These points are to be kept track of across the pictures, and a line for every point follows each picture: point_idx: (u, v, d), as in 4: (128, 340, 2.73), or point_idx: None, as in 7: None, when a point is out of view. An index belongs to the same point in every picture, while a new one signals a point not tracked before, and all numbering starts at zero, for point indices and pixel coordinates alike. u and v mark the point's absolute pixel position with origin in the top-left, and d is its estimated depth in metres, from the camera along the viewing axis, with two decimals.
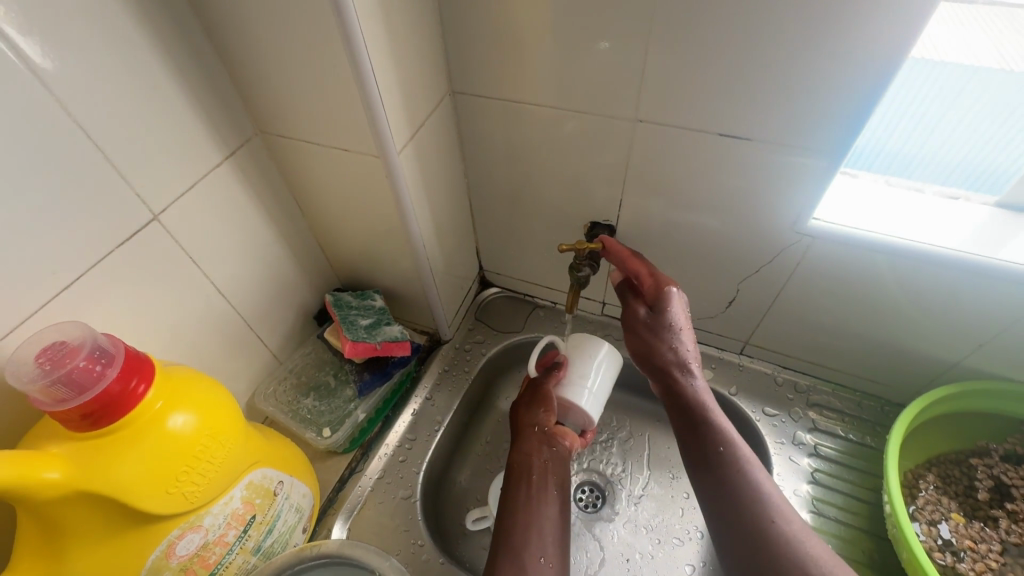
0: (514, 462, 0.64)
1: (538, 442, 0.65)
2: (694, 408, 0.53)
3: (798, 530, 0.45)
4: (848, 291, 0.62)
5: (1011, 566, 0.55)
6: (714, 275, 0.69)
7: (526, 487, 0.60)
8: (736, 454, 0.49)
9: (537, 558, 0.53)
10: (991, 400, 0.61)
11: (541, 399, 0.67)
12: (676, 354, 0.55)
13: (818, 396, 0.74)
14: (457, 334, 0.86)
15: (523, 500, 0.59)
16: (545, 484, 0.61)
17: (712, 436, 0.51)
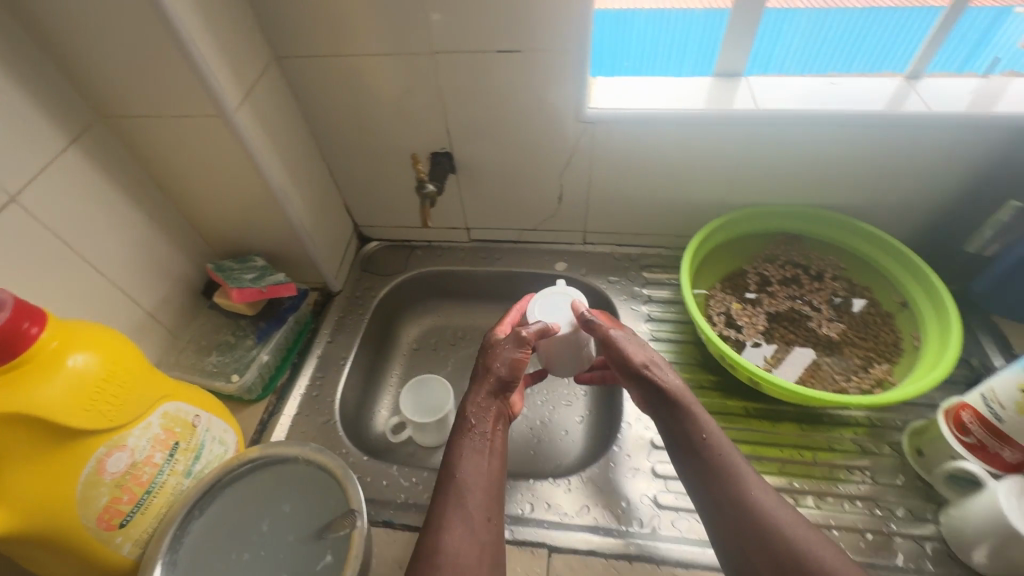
0: (469, 413, 0.61)
1: (496, 399, 0.63)
2: (677, 400, 0.60)
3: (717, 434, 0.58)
4: (634, 164, 0.80)
5: (771, 327, 0.75)
6: (541, 178, 0.85)
7: (474, 441, 0.59)
8: (715, 439, 0.57)
9: (483, 518, 0.54)
10: (749, 221, 0.81)
11: (504, 360, 0.64)
12: (653, 359, 0.63)
13: (646, 260, 0.93)
14: (347, 286, 0.95)
15: (477, 460, 0.58)
16: (492, 451, 0.59)
17: (696, 420, 0.58)
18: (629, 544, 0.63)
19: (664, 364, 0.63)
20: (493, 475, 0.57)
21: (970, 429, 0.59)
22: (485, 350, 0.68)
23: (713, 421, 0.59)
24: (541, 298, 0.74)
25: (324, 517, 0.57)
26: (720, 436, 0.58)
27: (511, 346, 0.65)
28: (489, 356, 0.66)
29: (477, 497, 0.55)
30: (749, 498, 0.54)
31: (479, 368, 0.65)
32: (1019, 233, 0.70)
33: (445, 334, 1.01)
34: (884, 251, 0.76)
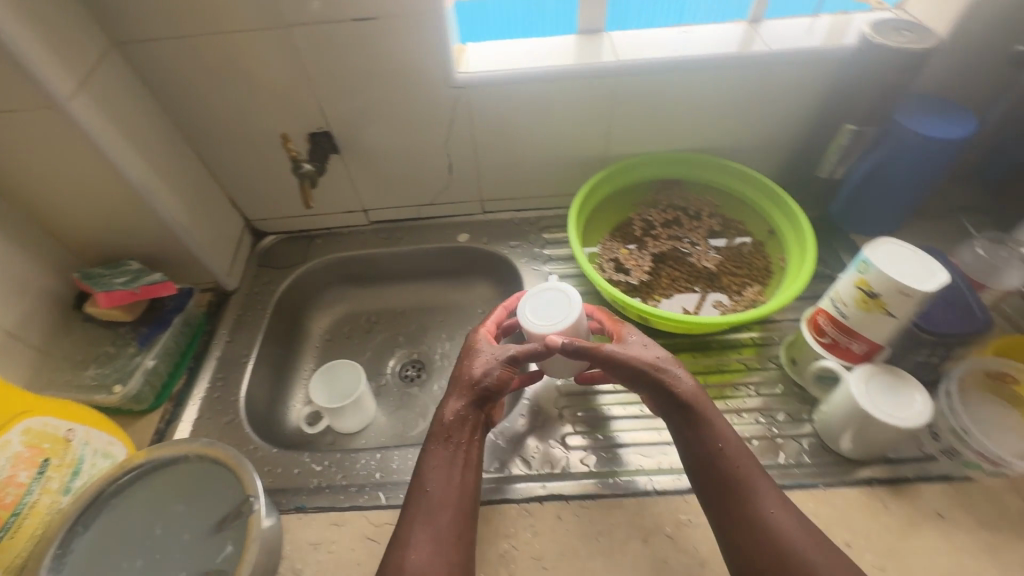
0: (446, 424, 0.60)
1: (476, 409, 0.61)
2: (691, 407, 0.58)
3: (734, 444, 0.57)
4: (515, 126, 0.81)
5: (655, 267, 0.80)
6: (428, 149, 0.85)
7: (446, 452, 0.58)
8: (733, 449, 0.56)
9: (452, 538, 0.53)
10: (631, 171, 0.85)
11: (484, 369, 0.62)
12: (662, 363, 0.61)
13: (545, 222, 0.95)
14: (244, 283, 0.92)
15: (448, 473, 0.57)
16: (464, 461, 0.58)
17: (713, 428, 0.57)
18: (585, 487, 0.65)
19: (675, 368, 0.61)
20: (463, 487, 0.56)
21: (825, 330, 0.65)
22: (466, 352, 0.65)
23: (730, 431, 0.58)
24: (533, 295, 0.70)
25: (221, 510, 0.56)
26: (739, 444, 0.57)
27: (498, 355, 0.63)
28: (470, 359, 0.64)
29: (443, 512, 0.55)
30: (761, 509, 0.53)
31: (460, 372, 0.64)
32: (855, 152, 0.77)
33: (358, 321, 1.00)
34: (748, 184, 0.82)
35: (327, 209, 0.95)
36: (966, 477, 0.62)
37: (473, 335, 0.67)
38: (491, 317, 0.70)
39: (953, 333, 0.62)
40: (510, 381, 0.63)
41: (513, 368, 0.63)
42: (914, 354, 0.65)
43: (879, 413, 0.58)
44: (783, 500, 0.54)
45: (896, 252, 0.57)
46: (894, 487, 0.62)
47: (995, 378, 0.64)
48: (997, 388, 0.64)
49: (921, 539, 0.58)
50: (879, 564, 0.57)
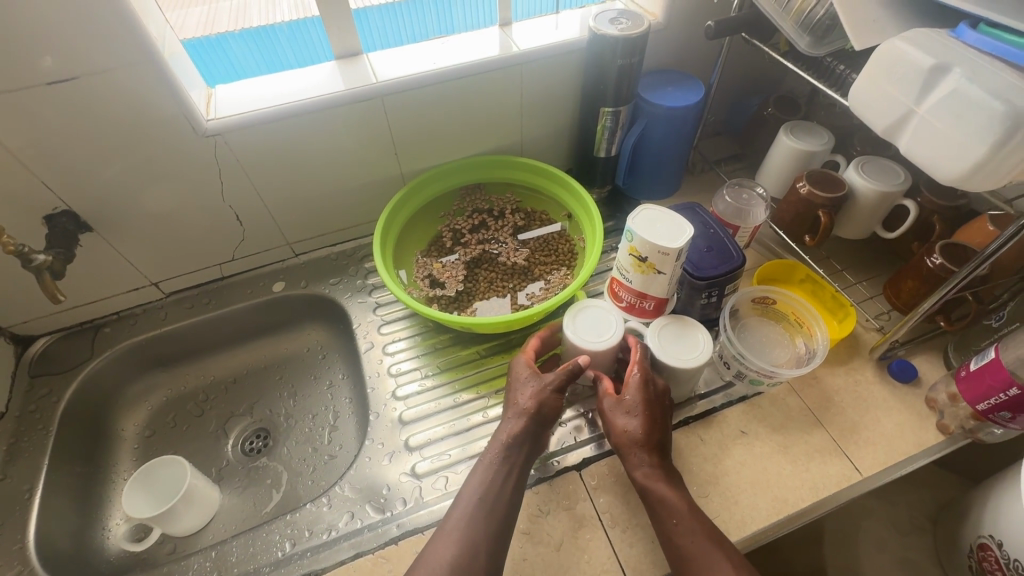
0: (507, 448, 0.60)
1: (535, 432, 0.61)
2: (644, 486, 0.58)
3: (682, 522, 0.55)
4: (296, 162, 0.78)
5: (470, 275, 0.82)
6: (202, 204, 0.78)
7: (501, 465, 0.59)
8: (686, 526, 0.55)
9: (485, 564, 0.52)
10: (428, 185, 0.85)
11: (538, 400, 0.62)
12: (632, 438, 0.60)
13: (364, 251, 0.93)
14: (14, 402, 0.77)
15: (501, 488, 0.57)
16: (511, 480, 0.58)
17: (665, 508, 0.56)
18: (562, 465, 0.66)
19: (643, 449, 0.59)
20: (504, 499, 0.56)
21: (622, 296, 0.71)
22: (516, 378, 0.65)
23: (686, 508, 0.56)
24: (580, 307, 0.69)
25: None
26: (693, 523, 0.55)
27: (548, 383, 0.63)
28: (517, 387, 0.64)
29: (464, 524, 0.54)
30: None
31: (511, 396, 0.64)
32: (620, 130, 0.84)
33: (184, 407, 0.89)
34: (539, 175, 0.87)
35: (107, 292, 0.82)
36: (757, 393, 0.72)
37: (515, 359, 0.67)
38: (532, 345, 0.70)
39: (716, 274, 0.69)
40: (561, 407, 0.63)
41: (561, 396, 0.63)
42: (697, 299, 0.72)
43: (669, 358, 0.64)
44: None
45: (651, 217, 0.64)
46: (706, 420, 0.69)
47: (760, 302, 0.75)
48: (764, 311, 0.75)
49: (732, 458, 0.66)
50: (702, 494, 0.63)
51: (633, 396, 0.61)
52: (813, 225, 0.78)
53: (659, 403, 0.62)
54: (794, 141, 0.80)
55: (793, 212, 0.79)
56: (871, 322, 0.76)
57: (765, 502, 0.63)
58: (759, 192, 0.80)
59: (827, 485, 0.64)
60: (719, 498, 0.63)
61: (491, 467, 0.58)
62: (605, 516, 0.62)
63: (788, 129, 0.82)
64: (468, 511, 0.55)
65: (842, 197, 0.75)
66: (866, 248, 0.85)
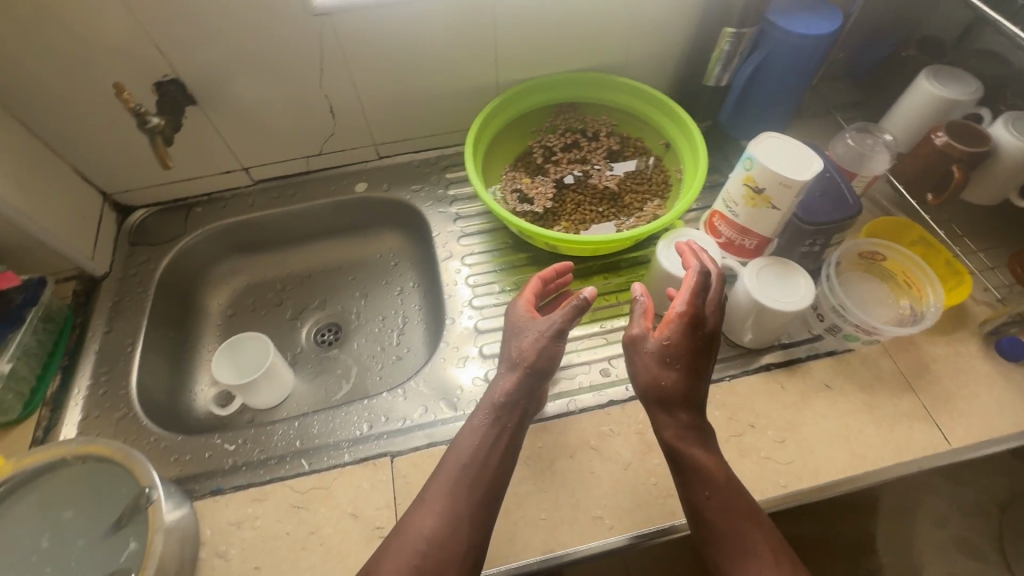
0: (496, 409, 0.58)
1: (526, 388, 0.59)
2: (676, 449, 0.55)
3: (716, 493, 0.53)
4: (395, 56, 0.75)
5: (559, 194, 0.79)
6: (301, 93, 0.77)
7: (490, 428, 0.57)
8: (721, 498, 0.53)
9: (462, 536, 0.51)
10: (524, 97, 0.81)
11: (533, 350, 0.60)
12: (668, 395, 0.55)
13: (448, 161, 0.91)
14: (117, 264, 0.81)
15: (491, 447, 0.56)
16: (503, 438, 0.57)
17: (699, 477, 0.53)
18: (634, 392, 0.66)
19: (679, 405, 0.55)
20: (491, 464, 0.55)
21: (721, 231, 0.68)
22: (514, 328, 0.62)
23: (722, 478, 0.53)
24: (682, 232, 0.68)
25: (118, 508, 0.51)
26: (728, 496, 0.53)
27: (544, 331, 0.60)
28: (514, 337, 0.62)
29: (458, 485, 0.53)
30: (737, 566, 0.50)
31: (507, 346, 0.62)
32: (736, 59, 0.78)
33: (263, 293, 0.92)
34: (641, 100, 0.81)
35: (201, 172, 0.84)
36: (847, 350, 0.68)
37: (512, 307, 0.65)
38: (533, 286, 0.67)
39: (828, 223, 0.65)
40: (558, 356, 0.61)
41: (561, 343, 0.61)
42: (799, 244, 0.69)
43: (767, 300, 0.62)
44: (767, 554, 0.50)
45: (776, 146, 0.59)
46: (789, 369, 0.67)
47: (867, 257, 0.71)
48: (869, 266, 0.71)
49: (813, 409, 0.64)
50: (778, 439, 0.62)
51: (677, 345, 0.56)
52: (940, 182, 0.71)
53: (701, 353, 0.57)
54: (935, 87, 0.72)
55: (920, 165, 0.72)
56: (990, 291, 0.71)
57: (843, 456, 0.61)
58: (886, 139, 0.73)
59: (910, 449, 0.62)
60: (794, 445, 0.62)
61: (480, 427, 0.57)
62: None
63: (929, 74, 0.74)
64: (454, 476, 0.54)
65: (982, 153, 0.68)
66: (994, 216, 0.77)
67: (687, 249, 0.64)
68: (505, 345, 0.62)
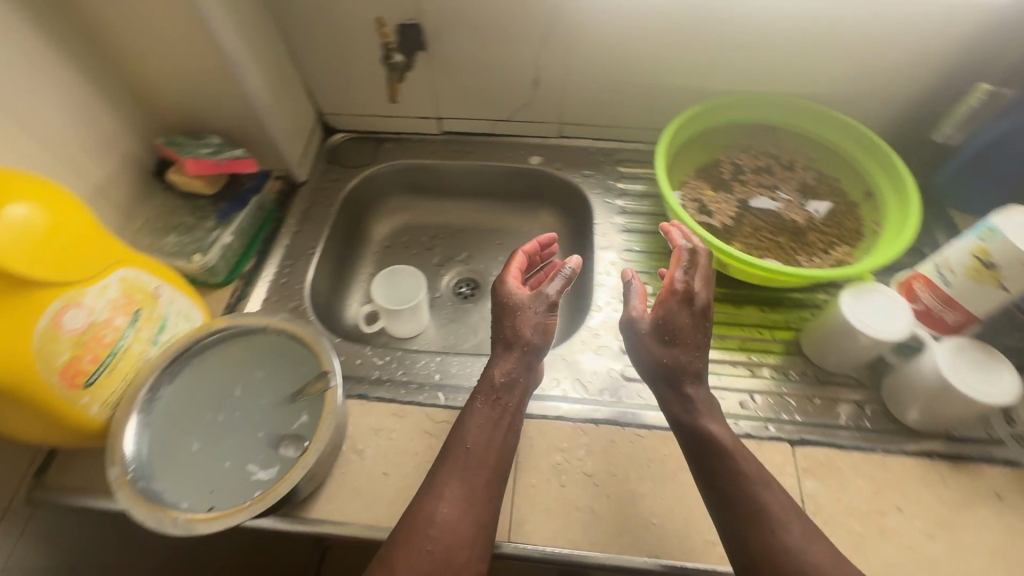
0: (497, 388, 0.59)
1: (523, 366, 0.61)
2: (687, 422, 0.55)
3: (726, 457, 0.53)
4: (616, 43, 0.76)
5: (742, 214, 0.77)
6: (516, 60, 0.81)
7: (490, 411, 0.58)
8: (731, 465, 0.52)
9: (466, 525, 0.51)
10: (728, 110, 0.80)
11: (524, 328, 0.61)
12: (674, 365, 0.57)
13: (623, 155, 0.92)
14: (313, 176, 0.91)
15: (490, 433, 0.57)
16: (506, 421, 0.58)
17: (709, 448, 0.53)
18: (774, 433, 0.64)
19: (684, 377, 0.56)
20: (497, 449, 0.56)
21: (919, 297, 0.63)
22: (504, 308, 0.63)
23: (729, 440, 0.54)
24: (873, 286, 0.64)
25: (298, 382, 0.58)
26: (736, 462, 0.52)
27: (534, 307, 0.63)
28: (513, 322, 0.62)
29: (468, 473, 0.54)
30: (755, 529, 0.49)
31: (502, 331, 0.62)
32: (981, 119, 0.72)
33: (418, 235, 0.99)
34: (853, 139, 0.76)
35: (401, 112, 0.92)
36: None
37: (501, 288, 0.65)
38: (514, 261, 0.68)
39: None
40: (553, 327, 0.64)
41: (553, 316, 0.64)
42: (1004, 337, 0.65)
43: (960, 385, 0.57)
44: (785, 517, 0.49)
45: None
46: (955, 463, 0.61)
47: None
48: None
49: (974, 514, 0.58)
50: (927, 531, 0.57)
51: (678, 323, 0.57)
52: None
53: (701, 326, 0.58)
54: None
55: None
56: None
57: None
58: None
59: None
60: (945, 544, 0.56)
61: (484, 412, 0.58)
62: (810, 502, 0.59)
63: None
64: (458, 465, 0.54)
65: None
66: None
67: (671, 227, 0.67)
68: (497, 326, 0.63)
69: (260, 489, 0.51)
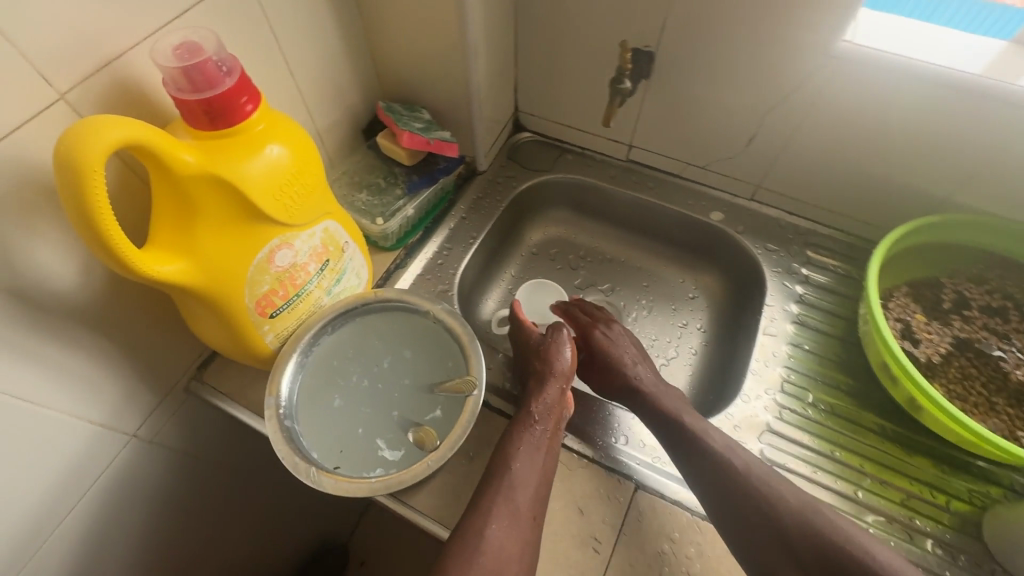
0: (536, 408, 0.60)
1: (556, 394, 0.62)
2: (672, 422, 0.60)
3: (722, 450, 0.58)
4: (863, 126, 0.68)
5: (955, 354, 0.65)
6: (739, 112, 0.75)
7: (531, 435, 0.58)
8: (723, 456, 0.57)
9: (514, 543, 0.51)
10: (971, 231, 0.69)
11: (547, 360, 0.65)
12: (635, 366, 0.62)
13: (816, 239, 0.83)
14: (492, 168, 0.92)
15: (534, 456, 0.57)
16: (547, 443, 0.58)
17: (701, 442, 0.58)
18: None
19: None
20: (541, 471, 0.56)
21: None
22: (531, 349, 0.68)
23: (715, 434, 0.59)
24: None
25: (439, 375, 0.58)
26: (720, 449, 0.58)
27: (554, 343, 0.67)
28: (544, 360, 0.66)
29: (515, 491, 0.53)
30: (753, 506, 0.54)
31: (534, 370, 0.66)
32: None
33: (567, 252, 0.97)
34: None
35: (595, 128, 0.90)
36: None
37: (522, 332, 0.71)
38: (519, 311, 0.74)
39: None
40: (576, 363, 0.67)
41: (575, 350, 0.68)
42: None
43: None
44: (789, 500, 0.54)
45: None
46: None
47: None
48: None
49: None
50: None
51: None
52: None
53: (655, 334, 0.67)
54: None
55: None
56: None
57: None
58: None
59: None
60: None
61: (526, 438, 0.58)
62: None
63: None
64: (501, 479, 0.54)
65: None
66: None
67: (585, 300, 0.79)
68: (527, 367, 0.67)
69: (383, 468, 0.53)
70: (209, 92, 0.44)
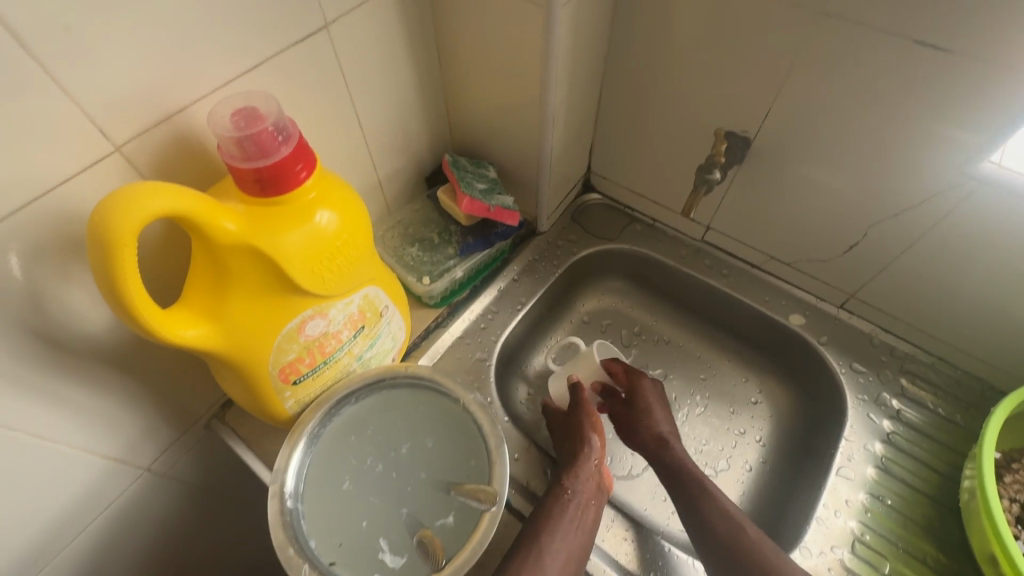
0: (570, 480, 0.56)
1: (590, 468, 0.58)
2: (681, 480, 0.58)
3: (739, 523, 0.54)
4: (997, 258, 0.58)
5: None
6: (841, 215, 0.66)
7: (566, 507, 0.54)
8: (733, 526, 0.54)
9: None
10: None
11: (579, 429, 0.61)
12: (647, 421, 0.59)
13: (914, 366, 0.71)
14: (552, 229, 0.87)
15: (568, 528, 0.52)
16: (583, 515, 0.54)
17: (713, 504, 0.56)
18: None
19: None
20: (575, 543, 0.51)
21: None
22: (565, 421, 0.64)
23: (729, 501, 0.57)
24: None
25: (458, 473, 0.53)
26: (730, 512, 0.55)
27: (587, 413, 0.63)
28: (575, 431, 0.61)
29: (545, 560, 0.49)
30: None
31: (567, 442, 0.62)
32: None
33: (620, 326, 0.89)
34: None
35: (671, 202, 0.83)
36: None
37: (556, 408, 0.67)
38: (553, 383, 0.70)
39: None
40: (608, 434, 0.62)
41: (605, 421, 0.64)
42: None
43: None
44: None
45: None
46: None
47: None
48: None
49: None
50: None
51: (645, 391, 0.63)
52: None
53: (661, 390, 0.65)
54: None
55: None
56: None
57: None
58: None
59: None
60: None
61: (561, 504, 0.54)
62: None
63: None
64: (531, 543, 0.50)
65: None
66: None
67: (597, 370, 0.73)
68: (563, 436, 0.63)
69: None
70: (262, 162, 0.41)
